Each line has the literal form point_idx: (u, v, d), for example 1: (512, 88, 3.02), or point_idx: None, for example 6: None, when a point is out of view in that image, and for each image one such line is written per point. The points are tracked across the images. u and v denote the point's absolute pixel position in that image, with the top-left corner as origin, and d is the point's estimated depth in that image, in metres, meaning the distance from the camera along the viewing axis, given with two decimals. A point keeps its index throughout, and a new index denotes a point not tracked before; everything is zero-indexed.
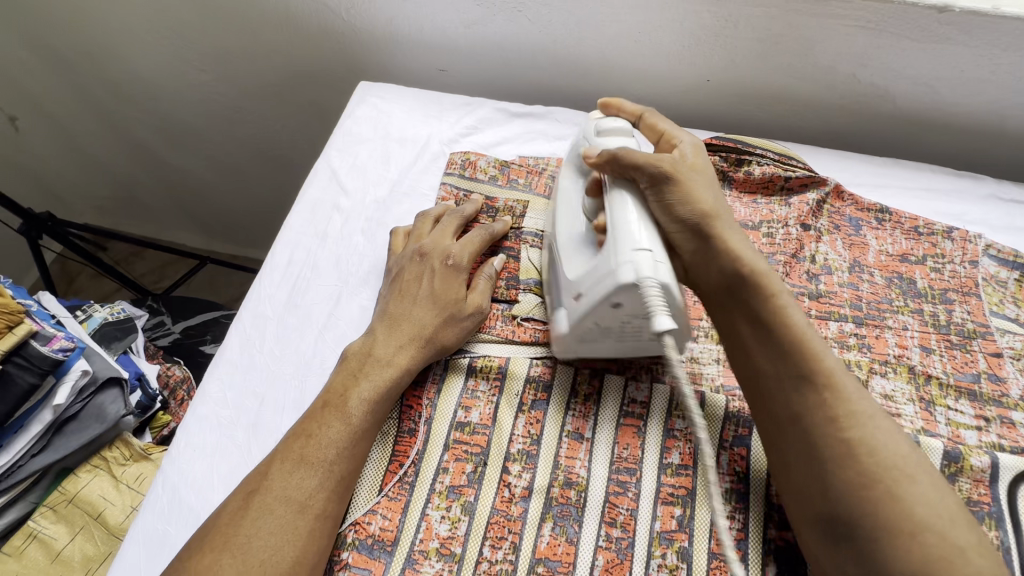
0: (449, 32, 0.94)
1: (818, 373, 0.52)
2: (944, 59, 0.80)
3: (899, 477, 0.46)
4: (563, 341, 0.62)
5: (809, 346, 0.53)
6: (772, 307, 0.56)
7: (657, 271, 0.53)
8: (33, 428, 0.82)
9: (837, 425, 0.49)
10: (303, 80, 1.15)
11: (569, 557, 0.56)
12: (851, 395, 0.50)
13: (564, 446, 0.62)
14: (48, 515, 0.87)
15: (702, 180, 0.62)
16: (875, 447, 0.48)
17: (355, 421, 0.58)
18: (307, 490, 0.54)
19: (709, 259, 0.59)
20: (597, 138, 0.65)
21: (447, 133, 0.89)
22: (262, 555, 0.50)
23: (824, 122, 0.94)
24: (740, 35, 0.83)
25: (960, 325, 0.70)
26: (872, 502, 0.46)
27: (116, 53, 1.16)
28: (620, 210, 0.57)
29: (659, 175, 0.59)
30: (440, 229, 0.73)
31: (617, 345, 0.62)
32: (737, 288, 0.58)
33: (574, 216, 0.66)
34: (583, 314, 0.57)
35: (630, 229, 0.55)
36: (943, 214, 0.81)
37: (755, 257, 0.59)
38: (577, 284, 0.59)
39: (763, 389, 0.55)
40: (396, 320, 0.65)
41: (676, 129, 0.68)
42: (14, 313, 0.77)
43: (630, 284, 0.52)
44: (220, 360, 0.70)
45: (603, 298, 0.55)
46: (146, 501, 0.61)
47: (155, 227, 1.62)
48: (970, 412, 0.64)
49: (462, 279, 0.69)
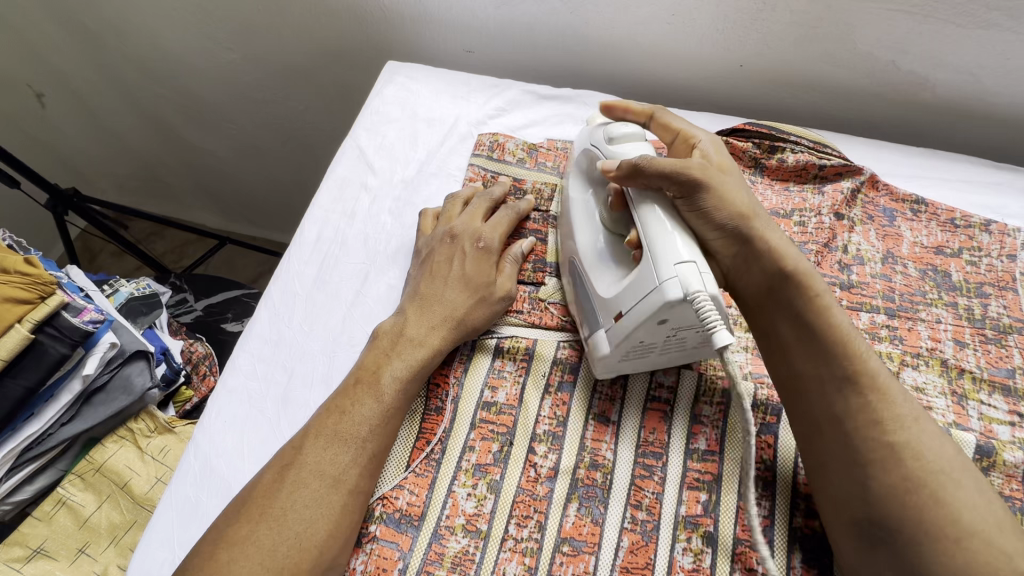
0: (478, 13, 0.93)
1: (862, 376, 0.52)
2: (988, 46, 0.78)
3: (945, 481, 0.47)
4: (604, 361, 0.60)
5: (854, 348, 0.53)
6: (816, 310, 0.55)
7: (704, 283, 0.52)
8: (63, 398, 0.83)
9: (883, 429, 0.50)
10: (329, 60, 1.14)
11: (595, 537, 0.56)
12: (897, 398, 0.51)
13: (591, 428, 0.62)
14: (76, 482, 0.89)
15: (735, 181, 0.61)
16: (920, 451, 0.48)
17: (387, 399, 0.59)
18: (340, 464, 0.54)
19: (753, 260, 0.59)
20: (611, 147, 0.64)
21: (475, 114, 0.88)
22: (298, 528, 0.51)
23: (859, 111, 0.92)
24: (778, 19, 0.82)
25: (995, 320, 0.69)
26: (916, 505, 0.47)
27: (143, 29, 1.16)
28: (654, 221, 0.56)
29: (694, 179, 0.57)
30: (469, 212, 0.73)
31: (660, 360, 0.61)
32: (779, 290, 0.57)
33: (591, 229, 0.66)
34: (627, 333, 0.56)
35: (672, 241, 0.54)
36: (980, 206, 0.80)
37: (798, 257, 0.58)
38: (616, 302, 0.58)
39: (801, 392, 0.54)
40: (428, 299, 0.66)
41: (696, 129, 0.67)
42: (47, 284, 0.79)
43: (680, 299, 0.51)
44: (250, 335, 0.71)
45: (649, 317, 0.53)
46: (178, 469, 0.63)
47: (176, 206, 1.63)
48: (1004, 408, 0.63)
49: (492, 260, 0.69)
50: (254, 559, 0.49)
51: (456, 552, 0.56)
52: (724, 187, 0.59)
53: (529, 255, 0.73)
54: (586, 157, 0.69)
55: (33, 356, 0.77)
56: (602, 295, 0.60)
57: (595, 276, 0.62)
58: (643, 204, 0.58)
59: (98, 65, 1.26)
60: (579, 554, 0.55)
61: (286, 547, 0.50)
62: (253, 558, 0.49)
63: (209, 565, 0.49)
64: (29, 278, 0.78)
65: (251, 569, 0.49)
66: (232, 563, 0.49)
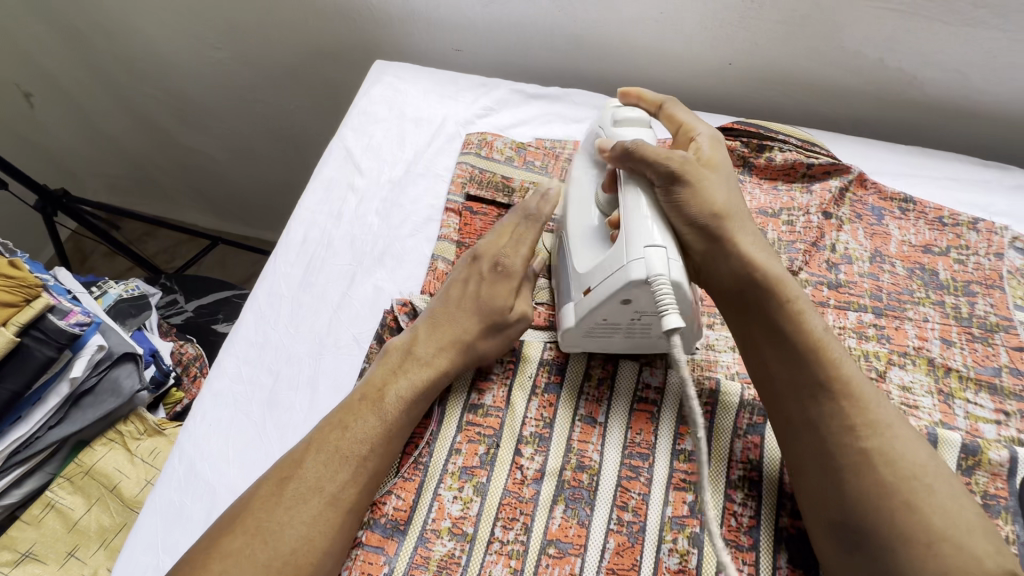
0: (466, 11, 0.93)
1: (834, 379, 0.52)
2: (975, 44, 0.78)
3: (918, 487, 0.47)
4: (570, 335, 0.62)
5: (827, 353, 0.53)
6: (790, 314, 0.55)
7: (669, 269, 0.53)
8: (51, 400, 0.83)
9: (857, 435, 0.50)
10: (317, 60, 1.14)
11: (581, 540, 0.56)
12: (870, 405, 0.51)
13: (577, 429, 0.62)
14: (65, 485, 0.88)
15: (716, 180, 0.61)
16: (892, 457, 0.49)
17: (391, 418, 0.58)
18: (338, 481, 0.54)
19: (726, 260, 0.58)
20: (614, 128, 0.64)
21: (463, 113, 0.88)
22: (294, 545, 0.51)
23: (848, 109, 0.92)
24: (766, 18, 0.81)
25: (982, 318, 0.69)
26: (888, 510, 0.47)
27: (129, 29, 1.15)
28: (632, 207, 0.57)
29: (675, 171, 0.58)
30: (500, 229, 0.71)
31: (625, 342, 0.62)
32: (753, 293, 0.57)
33: (585, 207, 0.65)
34: (592, 308, 0.58)
35: (646, 227, 0.55)
36: (968, 204, 0.80)
37: (771, 261, 0.58)
38: (587, 277, 0.59)
39: (777, 395, 0.55)
40: (439, 320, 0.65)
41: (698, 121, 0.67)
42: (32, 287, 0.78)
43: (641, 281, 0.53)
44: (236, 338, 0.70)
45: (613, 295, 0.55)
46: (162, 473, 0.63)
47: (168, 206, 1.62)
48: (990, 406, 0.63)
49: (511, 284, 0.67)
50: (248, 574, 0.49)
51: (442, 555, 0.56)
52: (702, 184, 0.59)
53: None
54: (592, 139, 0.68)
55: (19, 359, 0.77)
56: (577, 269, 0.61)
57: (575, 252, 0.62)
58: (630, 186, 0.58)
59: (88, 66, 1.25)
60: (565, 556, 0.55)
61: (281, 563, 0.50)
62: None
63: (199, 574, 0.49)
64: (14, 280, 0.77)
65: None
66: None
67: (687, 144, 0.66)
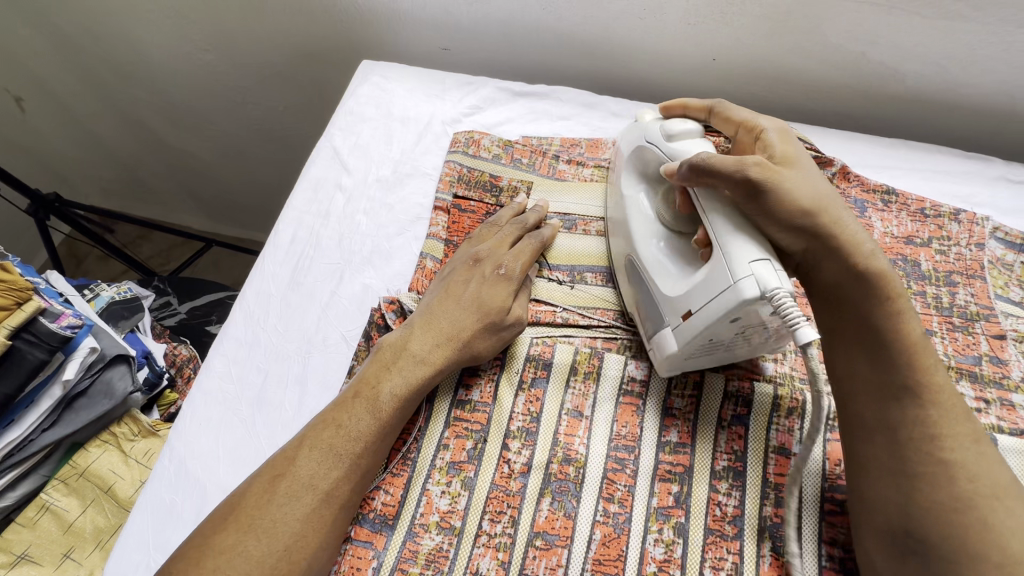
0: (452, 10, 0.93)
1: (925, 389, 0.52)
2: (955, 37, 0.79)
3: (996, 507, 0.48)
4: (672, 359, 0.60)
5: (922, 359, 0.53)
6: (889, 315, 0.54)
7: (781, 280, 0.51)
8: (44, 403, 0.83)
9: (939, 445, 0.50)
10: (305, 61, 1.14)
11: (567, 531, 0.57)
12: (959, 413, 0.52)
13: (563, 423, 0.62)
14: (59, 487, 0.88)
15: (800, 176, 0.57)
16: (974, 472, 0.49)
17: (385, 416, 0.58)
18: (332, 478, 0.55)
19: (826, 257, 0.56)
20: (671, 145, 0.63)
21: (450, 112, 0.88)
22: (287, 542, 0.52)
23: (832, 101, 0.92)
24: (748, 12, 0.82)
25: (963, 308, 0.70)
26: (960, 527, 0.48)
27: (117, 33, 1.15)
28: (722, 228, 0.55)
29: (754, 182, 0.54)
30: (501, 235, 0.71)
31: (722, 356, 0.60)
32: (851, 289, 0.55)
33: (647, 225, 0.66)
34: (696, 332, 0.55)
35: (741, 241, 0.53)
36: (950, 196, 0.81)
37: (872, 253, 0.55)
38: (685, 300, 0.57)
39: (851, 395, 0.55)
40: (434, 315, 0.64)
41: (759, 118, 0.64)
42: (23, 291, 0.78)
43: (758, 298, 0.50)
44: (225, 337, 0.71)
45: (723, 317, 0.52)
46: (154, 473, 0.63)
47: (162, 209, 1.63)
48: (971, 394, 0.64)
49: (510, 289, 0.67)
50: (242, 569, 0.50)
51: (430, 549, 0.56)
52: (786, 182, 0.55)
53: None
54: (640, 154, 0.68)
55: (13, 362, 0.77)
56: (667, 293, 0.60)
57: (658, 278, 0.61)
58: (710, 208, 0.56)
59: (77, 69, 1.25)
60: (552, 548, 0.56)
61: (275, 561, 0.51)
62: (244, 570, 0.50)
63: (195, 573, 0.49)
64: (4, 283, 0.76)
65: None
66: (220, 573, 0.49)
67: (754, 142, 0.64)
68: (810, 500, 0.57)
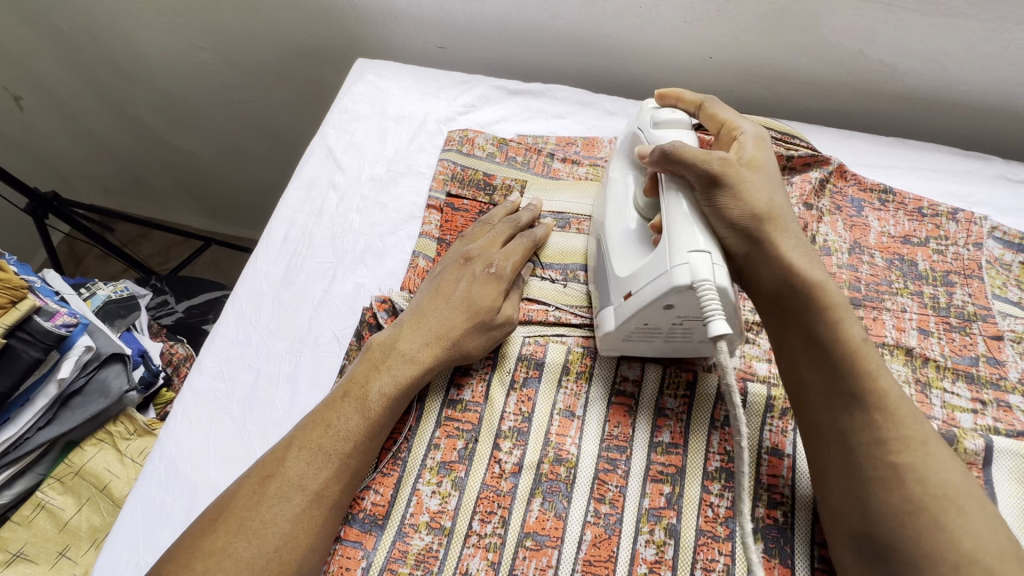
0: (447, 8, 0.93)
1: (869, 394, 0.52)
2: (954, 33, 0.78)
3: (949, 508, 0.47)
4: (608, 338, 0.61)
5: (866, 364, 0.53)
6: (829, 322, 0.55)
7: (714, 274, 0.51)
8: (39, 402, 0.83)
9: (888, 449, 0.50)
10: (302, 59, 1.14)
11: (558, 532, 0.56)
12: (903, 418, 0.51)
13: (555, 423, 0.62)
14: (56, 486, 0.89)
15: (755, 181, 0.59)
16: (922, 474, 0.49)
17: (375, 416, 0.58)
18: (321, 479, 0.54)
19: (766, 265, 0.57)
20: (655, 131, 0.63)
21: (445, 111, 0.88)
22: (276, 542, 0.51)
23: (830, 99, 0.92)
24: (744, 10, 0.81)
25: (960, 308, 0.69)
26: (917, 530, 0.47)
27: (115, 32, 1.15)
28: (676, 210, 0.56)
29: (711, 179, 0.56)
30: (493, 234, 0.71)
31: (663, 346, 0.61)
32: (792, 298, 0.56)
33: (622, 210, 0.66)
34: (630, 312, 0.57)
35: (690, 230, 0.54)
36: (948, 195, 0.80)
37: (813, 267, 0.57)
38: (628, 282, 0.58)
39: (808, 404, 0.55)
40: (423, 314, 0.64)
41: (741, 120, 0.65)
42: (18, 289, 0.78)
43: (686, 286, 0.51)
44: (216, 336, 0.71)
45: (655, 300, 0.54)
46: (144, 471, 0.63)
47: (160, 208, 1.63)
48: (968, 396, 0.63)
49: (500, 288, 0.66)
50: (230, 571, 0.49)
51: (420, 549, 0.56)
52: (742, 183, 0.57)
53: None
54: (632, 141, 0.68)
55: (6, 361, 0.77)
56: (618, 272, 0.60)
57: (615, 258, 0.62)
58: (671, 189, 0.57)
59: (75, 68, 1.25)
60: (542, 548, 0.56)
61: (265, 562, 0.50)
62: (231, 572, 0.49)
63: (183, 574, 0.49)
64: None
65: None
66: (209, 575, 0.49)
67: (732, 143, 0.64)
68: (804, 502, 0.57)
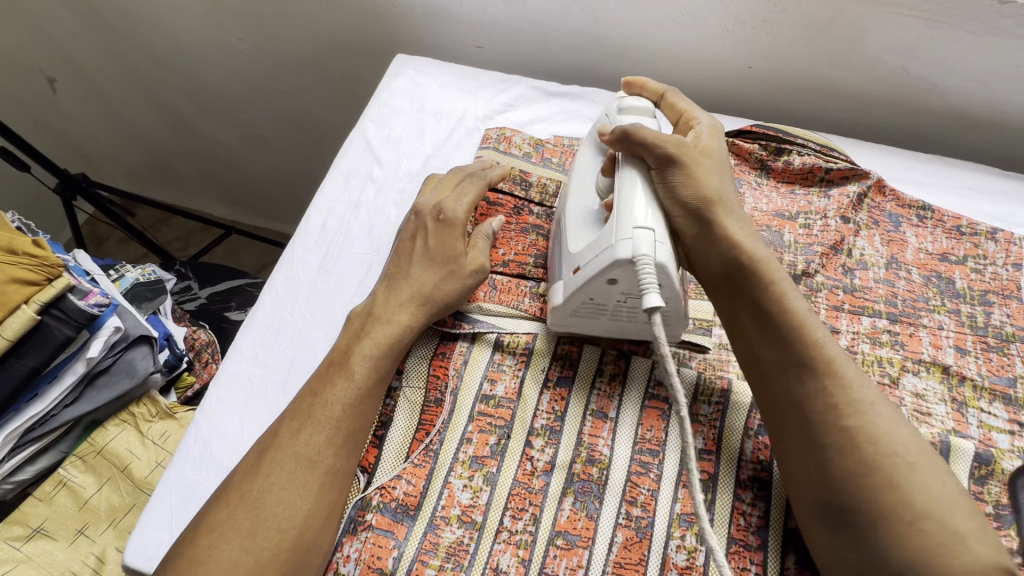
0: (488, 8, 0.93)
1: (817, 360, 0.52)
2: (1000, 53, 0.78)
3: (902, 465, 0.47)
4: (557, 313, 0.62)
5: (810, 331, 0.53)
6: (773, 295, 0.55)
7: (655, 251, 0.53)
8: (67, 378, 0.84)
9: (839, 413, 0.50)
10: (339, 52, 1.15)
11: (589, 532, 0.56)
12: (852, 382, 0.51)
13: (588, 424, 0.62)
14: (77, 464, 0.89)
15: (710, 164, 0.61)
16: (876, 435, 0.48)
17: (358, 378, 0.58)
18: (314, 445, 0.54)
19: (713, 243, 0.58)
20: (619, 116, 0.64)
21: (482, 109, 0.89)
22: (275, 510, 0.51)
23: (868, 115, 0.92)
24: (788, 22, 0.82)
25: (998, 328, 0.69)
26: (871, 489, 0.46)
27: (153, 18, 1.16)
28: (627, 185, 0.58)
29: (670, 155, 0.58)
30: (440, 188, 0.72)
31: (609, 322, 0.62)
32: (740, 273, 0.57)
33: (585, 193, 0.65)
34: (575, 286, 0.58)
35: (635, 207, 0.55)
36: (987, 214, 0.80)
37: (758, 243, 0.58)
38: (577, 256, 0.59)
39: (764, 377, 0.55)
40: (396, 279, 0.66)
41: (697, 111, 0.68)
42: (54, 267, 0.78)
43: (628, 260, 0.53)
44: (253, 321, 0.71)
45: (600, 274, 0.55)
46: (178, 453, 0.64)
47: (184, 195, 1.65)
48: (1004, 416, 0.62)
49: (456, 231, 0.67)
50: (234, 542, 0.49)
51: (451, 542, 0.56)
52: (692, 169, 0.58)
53: (530, 249, 0.74)
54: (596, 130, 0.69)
55: (38, 337, 0.77)
56: (568, 248, 0.61)
57: (570, 232, 0.62)
58: (626, 167, 0.59)
59: (111, 53, 1.27)
60: (573, 548, 0.56)
61: (264, 529, 0.50)
62: (230, 542, 0.49)
63: (191, 550, 0.50)
64: (36, 259, 0.77)
65: (230, 552, 0.49)
66: (214, 547, 0.49)
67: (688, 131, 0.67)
68: None
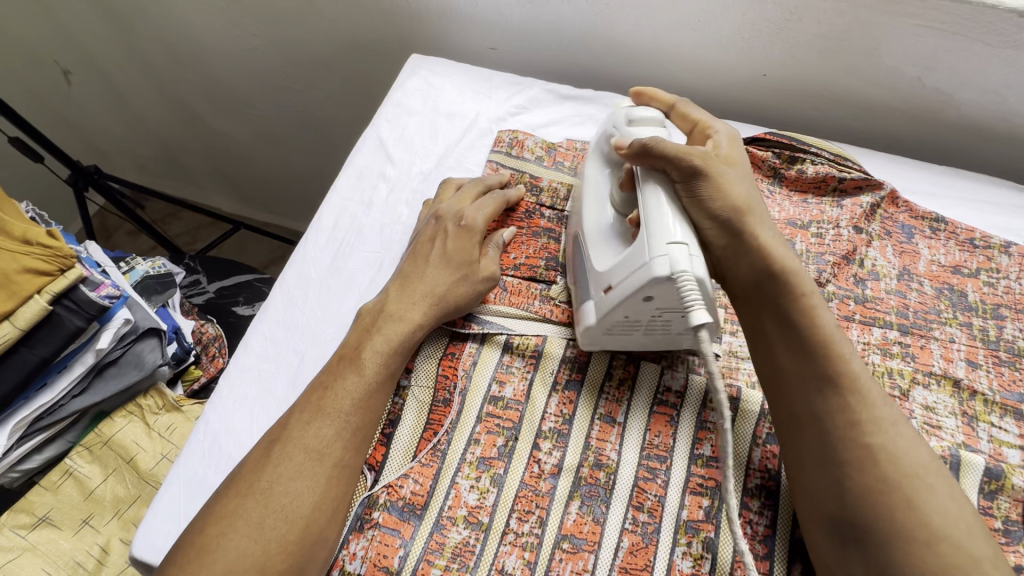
0: (504, 9, 0.93)
1: (842, 375, 0.52)
2: (1017, 67, 0.78)
3: (920, 487, 0.47)
4: (589, 332, 0.61)
5: (837, 347, 0.53)
6: (803, 308, 0.55)
7: (693, 265, 0.52)
8: (76, 368, 0.84)
9: (861, 430, 0.49)
10: (353, 51, 1.15)
11: (595, 536, 0.56)
12: (875, 400, 0.51)
13: (596, 428, 0.62)
14: (84, 454, 0.90)
15: (734, 173, 0.61)
16: (896, 455, 0.48)
17: (368, 373, 0.59)
18: (324, 438, 0.54)
19: (746, 254, 0.58)
20: (629, 127, 0.63)
21: (496, 111, 0.89)
22: (283, 500, 0.51)
23: (881, 124, 0.91)
24: (803, 30, 0.81)
25: (1010, 342, 0.68)
26: (889, 509, 0.46)
27: (170, 14, 1.17)
28: (654, 202, 0.56)
29: (695, 168, 0.57)
30: (462, 195, 0.74)
31: (645, 338, 0.62)
32: (769, 285, 0.57)
33: (599, 208, 0.65)
34: (612, 307, 0.57)
35: (666, 221, 0.54)
36: (1000, 227, 0.79)
37: (790, 254, 0.58)
38: (608, 275, 0.58)
39: (784, 388, 0.55)
40: (409, 279, 0.66)
41: (714, 120, 0.68)
42: (67, 258, 0.79)
43: (666, 278, 0.51)
44: (264, 317, 0.72)
45: (635, 293, 0.54)
46: (187, 446, 0.64)
47: (194, 189, 1.66)
48: (1015, 431, 0.62)
49: (472, 238, 0.69)
50: (242, 531, 0.49)
51: (456, 543, 0.56)
52: (721, 177, 0.58)
53: (541, 253, 0.74)
54: (606, 140, 0.68)
55: (49, 328, 0.78)
56: (596, 266, 0.60)
57: (595, 252, 0.61)
58: (649, 184, 0.58)
59: (126, 47, 1.28)
60: (579, 551, 0.56)
61: (273, 519, 0.50)
62: (239, 531, 0.49)
63: (200, 540, 0.50)
64: (49, 250, 0.78)
65: (239, 542, 0.49)
66: (222, 536, 0.49)
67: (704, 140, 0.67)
68: None
